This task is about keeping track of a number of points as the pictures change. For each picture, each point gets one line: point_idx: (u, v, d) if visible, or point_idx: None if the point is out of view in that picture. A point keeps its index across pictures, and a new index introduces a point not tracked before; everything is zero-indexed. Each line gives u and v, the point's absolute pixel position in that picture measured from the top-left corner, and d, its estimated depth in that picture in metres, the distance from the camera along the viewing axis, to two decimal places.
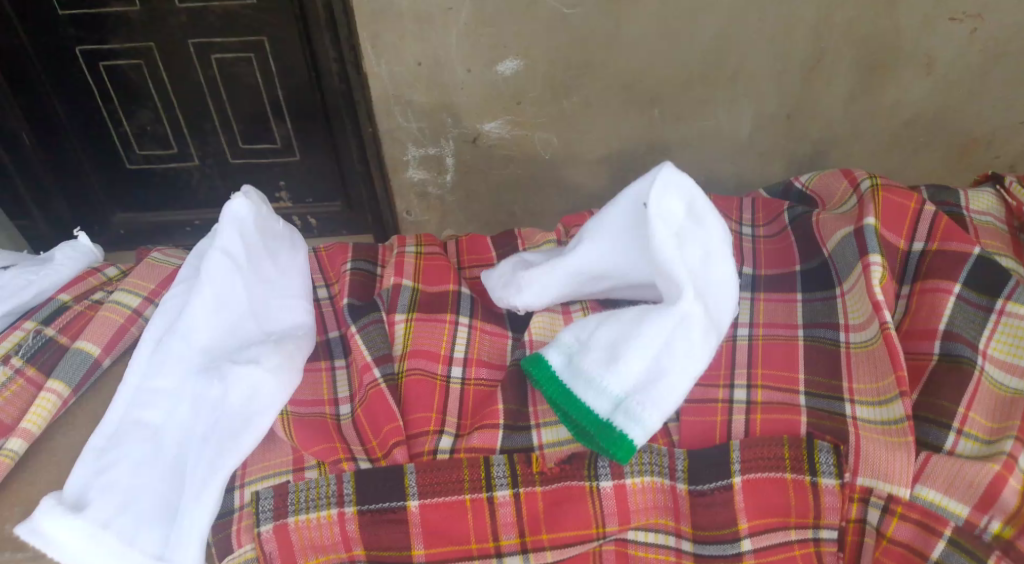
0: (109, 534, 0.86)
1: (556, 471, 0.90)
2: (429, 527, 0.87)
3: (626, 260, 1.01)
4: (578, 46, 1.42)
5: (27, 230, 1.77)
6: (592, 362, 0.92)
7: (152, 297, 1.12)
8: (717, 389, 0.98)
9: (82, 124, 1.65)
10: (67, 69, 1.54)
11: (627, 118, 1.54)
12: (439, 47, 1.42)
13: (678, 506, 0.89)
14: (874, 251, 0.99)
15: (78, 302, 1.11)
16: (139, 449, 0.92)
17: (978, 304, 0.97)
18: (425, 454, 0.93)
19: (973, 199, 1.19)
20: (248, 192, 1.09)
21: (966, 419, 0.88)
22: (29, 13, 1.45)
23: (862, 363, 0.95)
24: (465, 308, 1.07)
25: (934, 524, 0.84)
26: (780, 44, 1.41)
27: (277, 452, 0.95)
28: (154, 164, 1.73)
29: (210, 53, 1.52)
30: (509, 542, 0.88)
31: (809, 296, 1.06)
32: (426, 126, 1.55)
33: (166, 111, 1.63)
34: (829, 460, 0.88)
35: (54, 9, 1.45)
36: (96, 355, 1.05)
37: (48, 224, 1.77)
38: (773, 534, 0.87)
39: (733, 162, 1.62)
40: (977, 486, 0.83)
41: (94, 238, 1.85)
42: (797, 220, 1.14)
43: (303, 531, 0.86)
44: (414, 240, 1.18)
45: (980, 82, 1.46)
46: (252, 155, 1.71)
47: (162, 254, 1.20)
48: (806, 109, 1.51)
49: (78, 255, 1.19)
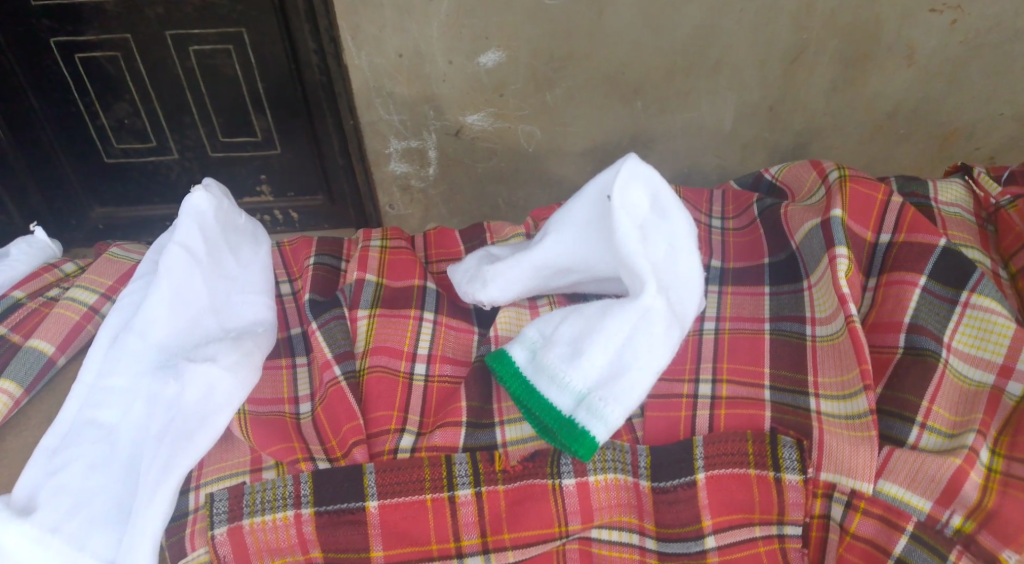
0: (58, 538, 0.84)
1: (518, 468, 0.89)
2: (388, 528, 0.85)
3: (591, 253, 1.00)
4: (558, 37, 1.40)
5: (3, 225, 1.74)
6: (556, 357, 0.91)
7: (109, 293, 1.09)
8: (682, 384, 0.97)
9: (57, 117, 1.61)
10: (42, 60, 1.50)
11: (609, 110, 1.53)
12: (419, 38, 1.41)
13: (642, 503, 0.88)
14: (841, 244, 0.98)
15: (32, 299, 1.08)
16: (92, 450, 0.90)
17: (943, 296, 0.96)
18: (385, 453, 0.91)
19: (942, 190, 1.19)
20: (209, 185, 1.07)
21: (930, 414, 0.88)
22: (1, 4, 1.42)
23: (828, 357, 0.94)
24: (430, 303, 1.05)
25: (896, 519, 0.84)
26: (762, 35, 1.40)
27: (234, 452, 0.94)
28: (132, 158, 1.69)
29: (189, 44, 1.49)
30: (471, 542, 0.86)
31: (777, 290, 1.05)
32: (407, 119, 1.53)
33: (144, 103, 1.59)
34: (792, 455, 0.87)
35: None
36: (50, 353, 1.02)
37: (25, 217, 1.74)
38: (737, 531, 0.86)
39: (715, 154, 1.60)
40: (938, 481, 0.83)
41: (70, 233, 1.82)
42: (767, 211, 1.13)
43: (259, 533, 0.85)
44: (380, 233, 1.16)
45: (960, 74, 1.45)
46: (230, 148, 1.67)
47: (121, 249, 1.17)
48: (788, 101, 1.50)
49: (34, 250, 1.16)
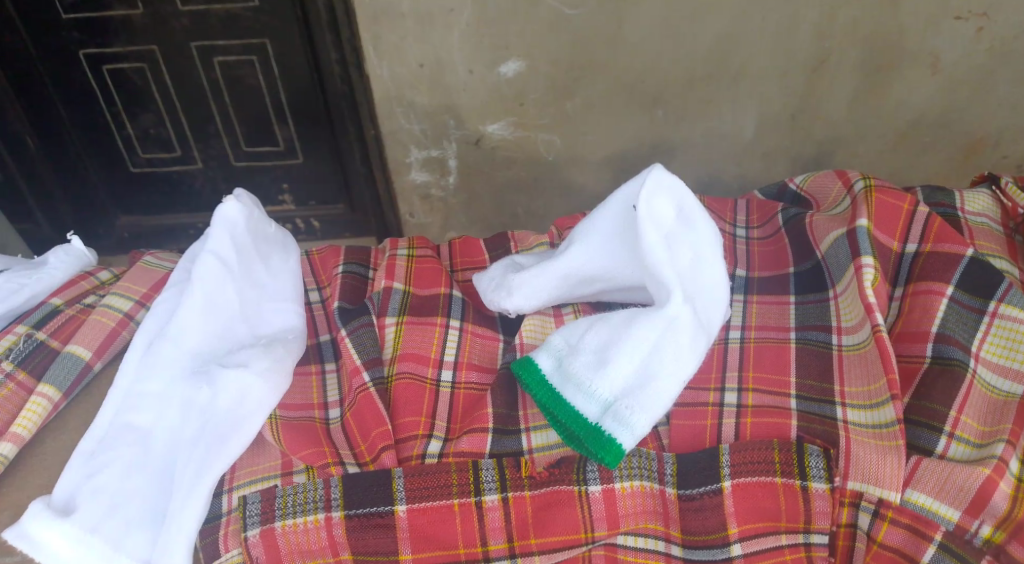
0: (96, 538, 0.85)
1: (545, 475, 0.89)
2: (416, 531, 0.87)
3: (617, 262, 1.01)
4: (579, 47, 1.42)
5: (33, 233, 1.77)
6: (581, 365, 0.92)
7: (143, 301, 1.12)
8: (707, 393, 0.98)
9: (86, 127, 1.65)
10: (71, 72, 1.55)
11: (629, 119, 1.54)
12: (440, 48, 1.43)
13: (667, 510, 0.89)
14: (867, 253, 0.99)
15: (70, 306, 1.11)
16: (128, 453, 0.91)
17: (970, 306, 0.96)
18: (413, 458, 0.92)
19: (969, 199, 1.18)
20: (240, 195, 1.09)
21: (958, 423, 0.88)
22: (33, 16, 1.46)
23: (854, 367, 0.94)
24: (457, 310, 1.07)
25: (925, 529, 0.83)
26: (783, 44, 1.40)
27: (265, 456, 0.96)
28: (157, 167, 1.73)
29: (213, 56, 1.53)
30: (497, 546, 0.87)
31: (802, 299, 1.05)
32: (428, 128, 1.56)
33: (169, 114, 1.63)
34: (819, 464, 0.87)
35: (58, 12, 1.46)
36: (87, 359, 1.05)
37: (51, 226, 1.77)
38: (763, 539, 0.86)
39: (735, 163, 1.61)
40: (967, 490, 0.82)
41: (96, 241, 1.86)
42: (792, 221, 1.13)
43: (291, 535, 0.86)
44: (406, 242, 1.18)
45: (986, 82, 1.44)
46: (255, 158, 1.71)
47: (154, 258, 1.20)
48: (810, 109, 1.50)
49: (71, 258, 1.18)
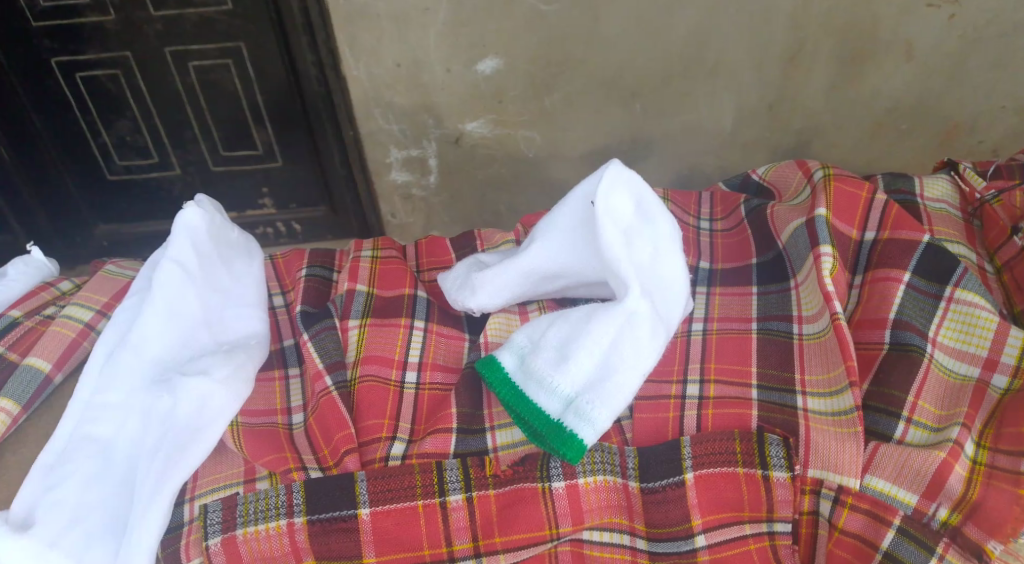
0: (55, 553, 0.84)
1: (509, 473, 0.89)
2: (381, 534, 0.86)
3: (578, 258, 1.01)
4: (557, 43, 1.42)
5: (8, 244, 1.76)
6: (543, 362, 0.92)
7: (105, 310, 1.11)
8: (670, 385, 0.98)
9: (61, 136, 1.63)
10: (43, 80, 1.53)
11: (608, 113, 1.54)
12: (417, 47, 1.43)
13: (631, 504, 0.89)
14: (825, 242, 0.99)
15: (28, 317, 1.10)
16: (88, 466, 0.90)
17: (927, 291, 0.97)
18: (377, 461, 0.92)
19: (928, 185, 1.20)
20: (201, 201, 1.08)
21: (915, 408, 0.89)
22: (1, 25, 1.44)
23: (814, 355, 0.95)
24: (421, 311, 1.06)
25: (883, 513, 0.84)
26: (759, 35, 1.41)
27: (228, 464, 0.95)
28: (135, 175, 1.72)
29: (188, 60, 1.51)
30: (463, 546, 0.87)
31: (764, 290, 1.06)
32: (407, 128, 1.56)
33: (146, 120, 1.61)
34: (779, 452, 0.87)
35: (27, 20, 1.44)
36: (46, 372, 1.04)
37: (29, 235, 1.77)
38: (726, 529, 0.87)
39: (716, 155, 1.62)
40: (924, 474, 0.83)
41: (75, 249, 1.84)
42: (754, 212, 1.14)
43: (252, 543, 0.86)
44: (371, 244, 1.17)
45: (960, 69, 1.45)
46: (233, 162, 1.69)
47: (116, 266, 1.19)
48: (788, 100, 1.51)
49: (31, 269, 1.18)
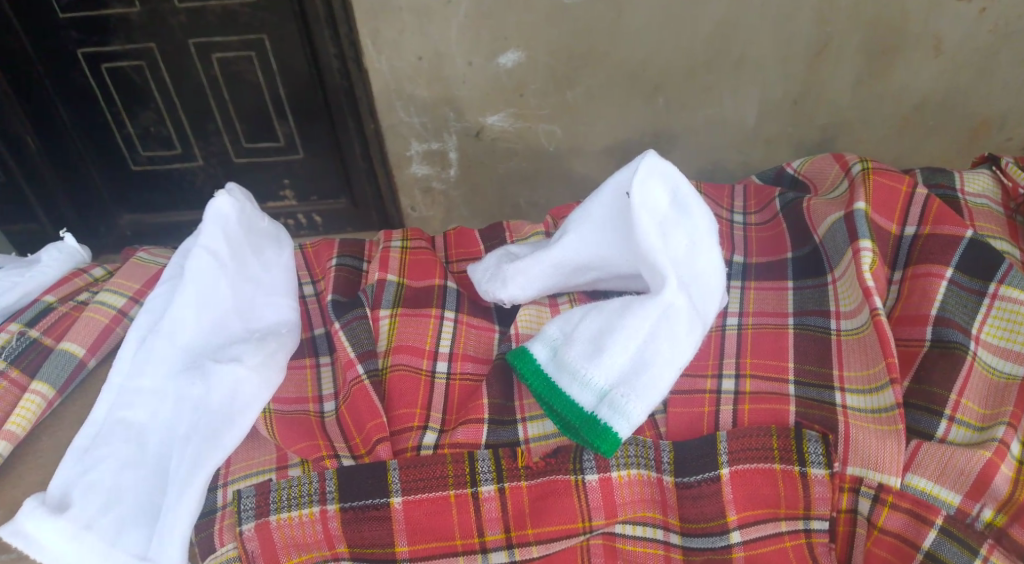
0: (92, 534, 0.85)
1: (541, 464, 0.89)
2: (412, 523, 0.86)
3: (611, 249, 1.00)
4: (579, 36, 1.41)
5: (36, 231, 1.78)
6: (577, 354, 0.91)
7: (137, 297, 1.12)
8: (705, 380, 0.97)
9: (87, 126, 1.65)
10: (69, 71, 1.54)
11: (631, 107, 1.52)
12: (439, 40, 1.42)
13: (665, 498, 0.88)
14: (865, 236, 0.97)
15: (63, 302, 1.10)
16: (123, 449, 0.91)
17: (970, 288, 0.95)
18: (408, 450, 0.92)
19: (969, 180, 1.17)
20: (232, 188, 1.08)
21: (958, 407, 0.87)
22: (30, 15, 1.46)
23: (853, 351, 0.93)
24: (452, 302, 1.06)
25: (925, 513, 0.82)
26: (785, 29, 1.38)
27: (261, 450, 0.96)
28: (158, 165, 1.73)
29: (211, 52, 1.51)
30: (495, 537, 0.87)
31: (801, 284, 1.04)
32: (429, 121, 1.55)
33: (170, 112, 1.62)
34: (818, 450, 0.86)
35: (55, 12, 1.45)
36: (80, 356, 1.05)
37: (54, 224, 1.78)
38: (762, 526, 0.85)
39: (739, 150, 1.60)
40: (968, 473, 0.81)
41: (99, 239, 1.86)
42: (790, 205, 1.12)
43: (286, 529, 0.86)
44: (400, 234, 1.17)
45: (990, 64, 1.42)
46: (255, 154, 1.70)
47: (147, 254, 1.20)
48: (813, 95, 1.48)
49: (64, 255, 1.18)
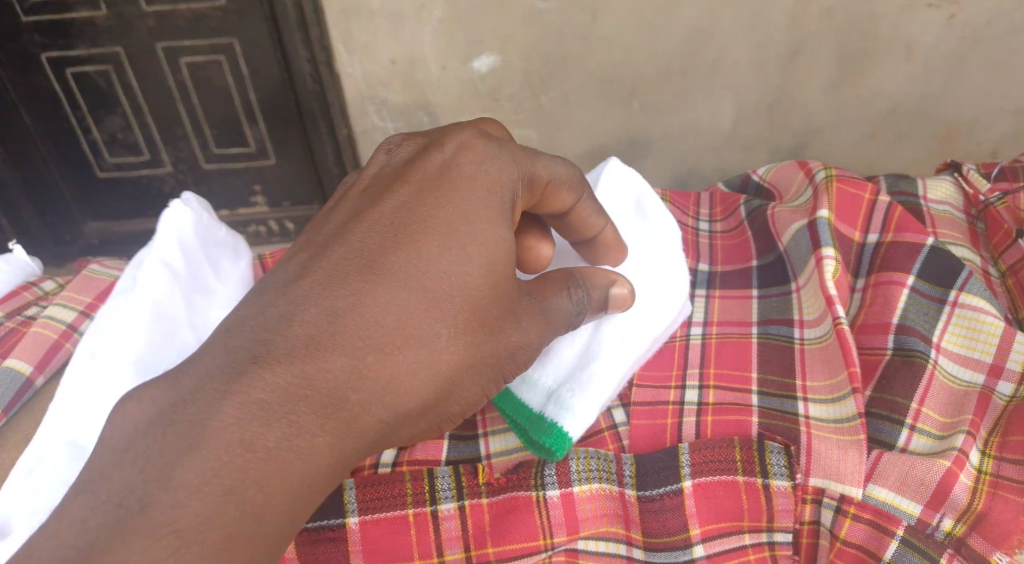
0: None
1: (502, 481, 0.87)
2: (369, 544, 0.84)
3: None
4: (553, 41, 1.40)
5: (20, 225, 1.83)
6: None
7: (88, 310, 1.09)
8: (669, 390, 0.96)
9: (53, 131, 1.72)
10: (36, 76, 1.61)
11: (605, 112, 1.52)
12: (411, 45, 1.42)
13: (628, 513, 0.86)
14: (827, 245, 0.97)
15: (11, 318, 1.07)
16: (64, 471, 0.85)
17: (931, 295, 0.95)
18: (366, 469, 0.89)
19: (930, 188, 1.18)
20: (189, 199, 1.06)
21: (919, 415, 0.87)
22: None
23: (816, 361, 0.92)
24: None
25: (886, 524, 0.81)
26: (759, 35, 1.38)
27: None
28: (125, 172, 1.81)
29: (180, 56, 1.57)
30: (455, 556, 0.85)
31: (764, 293, 1.04)
32: (403, 126, 1.55)
33: (136, 117, 1.69)
34: (780, 461, 0.85)
35: (18, 15, 1.51)
36: (27, 373, 1.00)
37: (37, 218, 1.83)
38: (726, 539, 0.84)
39: (714, 155, 1.61)
40: (928, 483, 0.81)
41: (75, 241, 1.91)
42: (754, 213, 1.13)
43: None
44: None
45: (960, 69, 1.41)
46: (224, 160, 1.76)
47: (100, 265, 1.17)
48: (786, 100, 1.49)
49: (13, 268, 1.15)
